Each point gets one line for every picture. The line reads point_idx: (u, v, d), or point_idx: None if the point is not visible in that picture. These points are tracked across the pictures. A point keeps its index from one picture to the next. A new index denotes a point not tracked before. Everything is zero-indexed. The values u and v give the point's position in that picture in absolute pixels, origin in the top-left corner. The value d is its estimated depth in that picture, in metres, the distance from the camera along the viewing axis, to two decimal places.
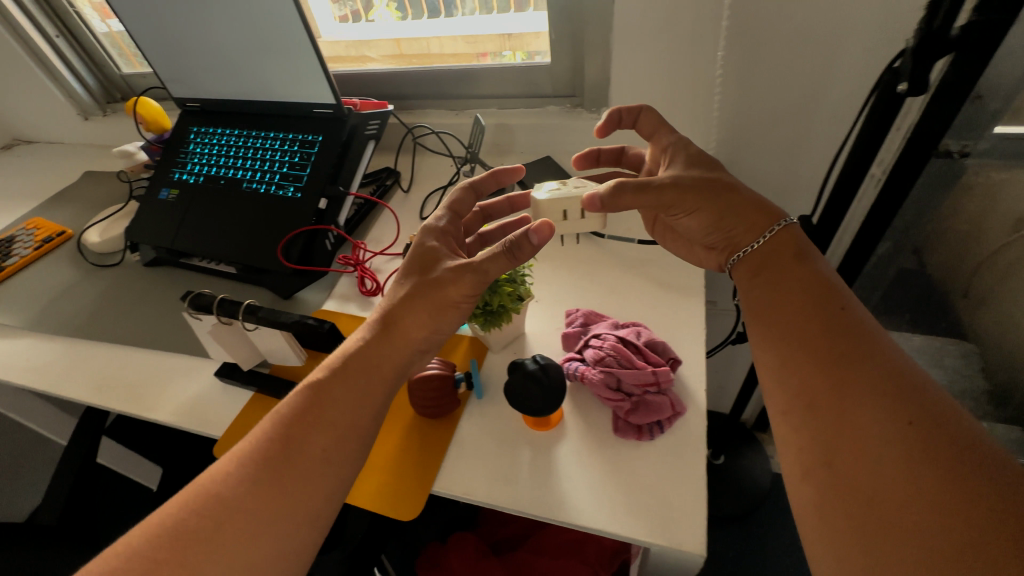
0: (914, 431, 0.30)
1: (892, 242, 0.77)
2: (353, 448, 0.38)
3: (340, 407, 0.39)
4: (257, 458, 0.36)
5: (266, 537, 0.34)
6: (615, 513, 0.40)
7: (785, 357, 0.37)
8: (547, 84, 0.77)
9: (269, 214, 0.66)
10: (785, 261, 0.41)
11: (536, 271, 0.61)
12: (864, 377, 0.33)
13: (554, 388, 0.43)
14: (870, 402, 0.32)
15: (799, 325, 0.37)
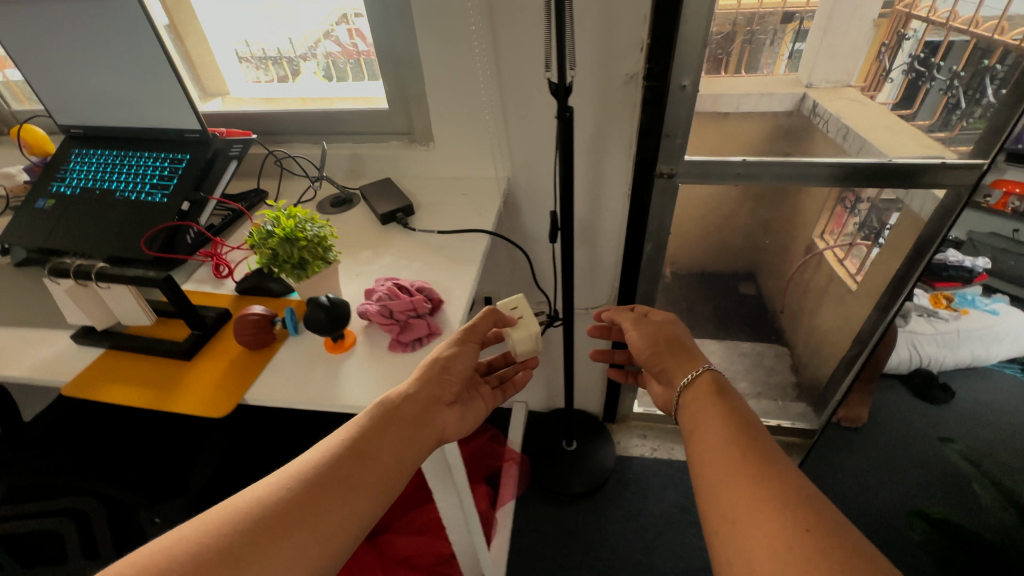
0: (814, 523, 0.48)
1: (652, 243, 1.05)
2: (375, 483, 0.50)
3: (358, 457, 0.50)
4: (292, 484, 0.47)
5: (287, 549, 0.43)
6: (375, 395, 0.57)
7: (734, 462, 0.57)
8: (386, 123, 0.99)
9: (137, 215, 0.80)
10: (706, 392, 0.68)
11: (361, 256, 0.79)
12: (771, 487, 0.53)
13: (339, 318, 0.60)
14: (778, 502, 0.51)
15: (719, 426, 0.62)
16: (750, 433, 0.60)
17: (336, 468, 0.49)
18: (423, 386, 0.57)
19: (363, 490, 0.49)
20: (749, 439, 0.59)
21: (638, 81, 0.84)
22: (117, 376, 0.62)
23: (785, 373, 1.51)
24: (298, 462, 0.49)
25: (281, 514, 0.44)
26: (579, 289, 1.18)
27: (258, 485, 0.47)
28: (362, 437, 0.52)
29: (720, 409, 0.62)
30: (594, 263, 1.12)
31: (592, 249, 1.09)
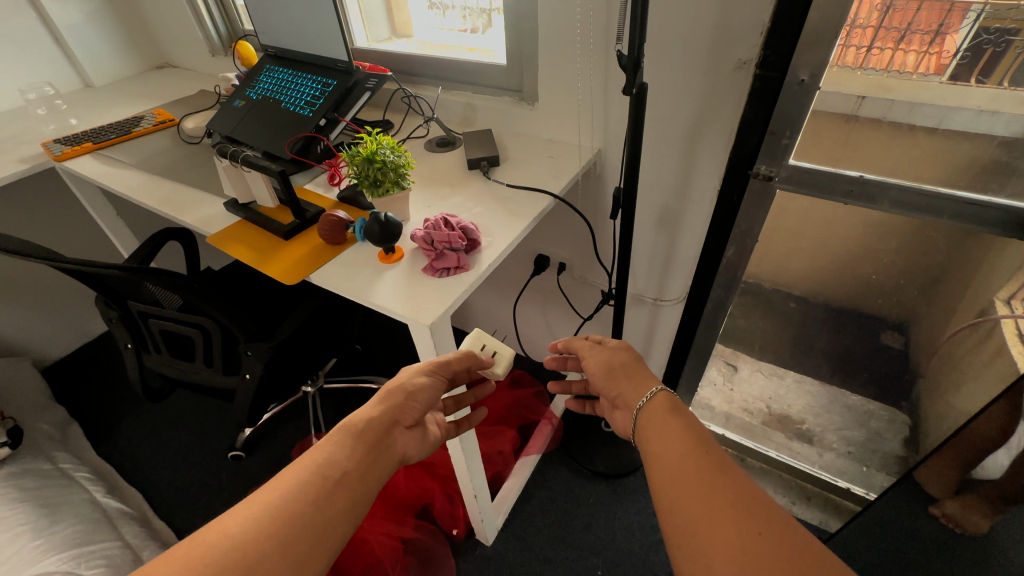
0: (763, 523, 0.48)
1: (736, 247, 0.98)
2: (347, 492, 0.58)
3: (328, 472, 0.58)
4: (263, 511, 0.53)
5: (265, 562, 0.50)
6: (395, 302, 0.68)
7: (691, 471, 0.55)
8: (502, 78, 1.06)
9: (289, 124, 1.01)
10: (662, 407, 0.67)
11: (439, 192, 0.90)
12: (740, 506, 0.50)
13: (387, 234, 0.72)
14: (738, 521, 0.49)
15: (678, 435, 0.60)
16: (709, 446, 0.58)
17: (306, 492, 0.56)
18: (390, 409, 0.69)
19: (331, 502, 0.56)
20: (714, 453, 0.56)
21: (750, 68, 0.78)
22: (240, 238, 0.83)
23: (886, 439, 1.30)
24: (270, 489, 0.56)
25: (268, 520, 0.52)
26: (651, 278, 1.16)
27: (233, 516, 0.52)
28: (333, 452, 0.61)
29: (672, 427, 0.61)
30: (671, 255, 1.09)
31: (671, 239, 1.06)
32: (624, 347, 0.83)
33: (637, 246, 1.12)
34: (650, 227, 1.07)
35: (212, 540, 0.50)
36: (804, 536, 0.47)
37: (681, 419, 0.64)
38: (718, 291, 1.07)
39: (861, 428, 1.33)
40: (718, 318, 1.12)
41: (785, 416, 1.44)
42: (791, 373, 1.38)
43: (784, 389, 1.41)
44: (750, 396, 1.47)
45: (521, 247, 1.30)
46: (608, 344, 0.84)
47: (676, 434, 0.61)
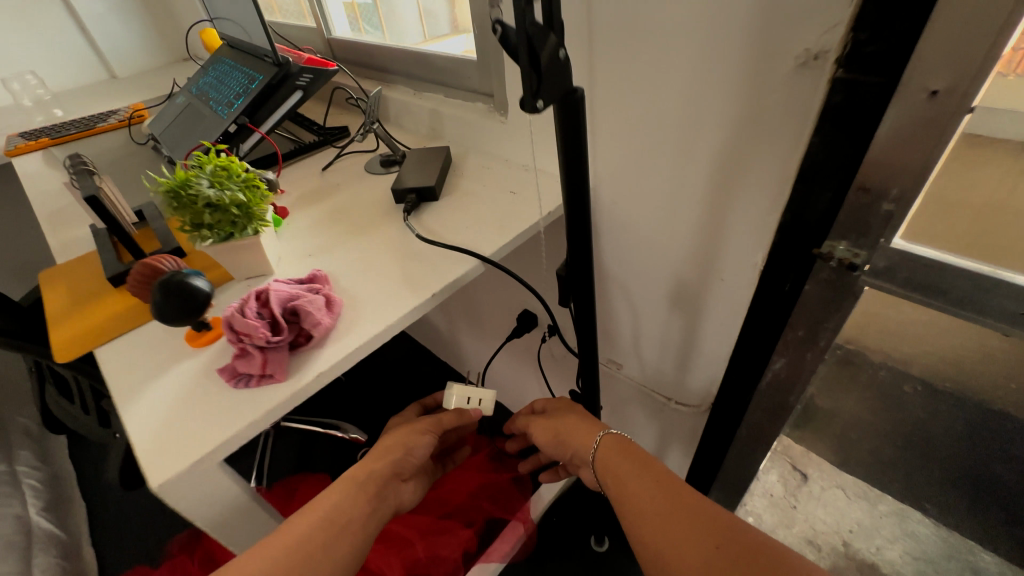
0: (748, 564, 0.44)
1: (786, 359, 0.62)
2: (346, 539, 0.57)
3: (337, 518, 0.59)
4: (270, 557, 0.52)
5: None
6: (146, 423, 0.43)
7: (653, 507, 0.52)
8: (473, 79, 0.78)
9: (204, 129, 0.82)
10: (612, 451, 0.60)
11: (335, 235, 0.65)
12: (710, 534, 0.48)
13: (175, 308, 0.47)
14: (710, 554, 0.46)
15: (639, 481, 0.55)
16: (660, 481, 0.54)
17: (317, 539, 0.55)
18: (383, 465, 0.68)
19: (342, 538, 0.57)
20: (667, 482, 0.54)
21: (827, 69, 0.41)
22: (72, 277, 0.64)
23: None
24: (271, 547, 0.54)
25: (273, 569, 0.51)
26: (664, 370, 0.81)
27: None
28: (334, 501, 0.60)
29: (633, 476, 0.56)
30: (689, 347, 0.73)
31: (690, 326, 0.71)
32: (564, 404, 0.73)
33: (643, 325, 0.78)
34: (659, 303, 0.72)
35: None
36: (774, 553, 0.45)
37: (628, 451, 0.60)
38: (760, 413, 0.71)
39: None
40: (756, 446, 0.75)
41: None
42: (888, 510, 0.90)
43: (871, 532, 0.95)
44: (817, 527, 1.02)
45: (506, 294, 1.01)
46: (552, 405, 0.75)
47: (629, 469, 0.57)
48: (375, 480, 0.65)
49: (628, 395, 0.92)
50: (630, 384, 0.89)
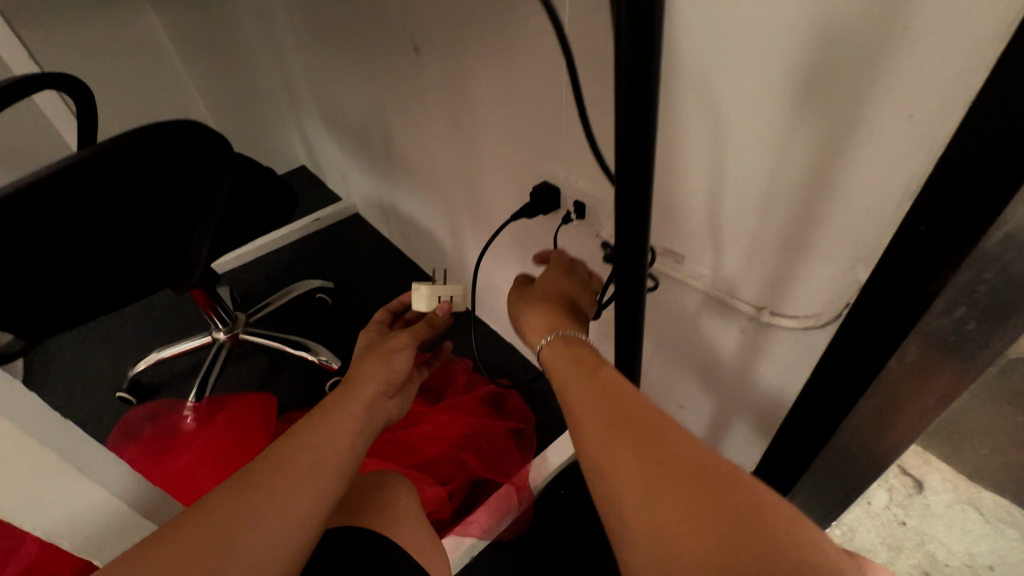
0: (706, 495, 0.31)
1: None
2: (329, 469, 0.44)
3: (284, 480, 0.41)
4: (233, 501, 0.39)
5: (259, 536, 0.38)
6: None
7: (590, 413, 0.38)
8: None
9: None
10: (556, 354, 0.45)
11: None
12: (684, 484, 0.32)
13: None
14: (657, 466, 0.34)
15: (585, 384, 0.41)
16: (622, 410, 0.37)
17: (270, 500, 0.39)
18: (335, 406, 0.49)
19: (294, 501, 0.40)
20: (635, 415, 0.37)
21: None
22: None
23: None
24: (178, 536, 0.36)
25: None
26: (757, 250, 0.48)
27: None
28: (268, 461, 0.42)
29: (575, 379, 0.41)
30: (815, 187, 0.40)
31: (832, 131, 0.37)
32: (560, 314, 0.50)
33: (730, 160, 0.45)
34: (771, 96, 0.39)
35: None
36: (743, 481, 0.32)
37: (580, 352, 0.44)
38: (958, 309, 0.39)
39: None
40: (908, 374, 0.44)
41: None
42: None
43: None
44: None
45: (522, 164, 0.72)
46: (548, 311, 0.50)
47: (583, 392, 0.40)
48: (360, 398, 0.51)
49: (684, 313, 0.61)
50: (691, 292, 0.58)
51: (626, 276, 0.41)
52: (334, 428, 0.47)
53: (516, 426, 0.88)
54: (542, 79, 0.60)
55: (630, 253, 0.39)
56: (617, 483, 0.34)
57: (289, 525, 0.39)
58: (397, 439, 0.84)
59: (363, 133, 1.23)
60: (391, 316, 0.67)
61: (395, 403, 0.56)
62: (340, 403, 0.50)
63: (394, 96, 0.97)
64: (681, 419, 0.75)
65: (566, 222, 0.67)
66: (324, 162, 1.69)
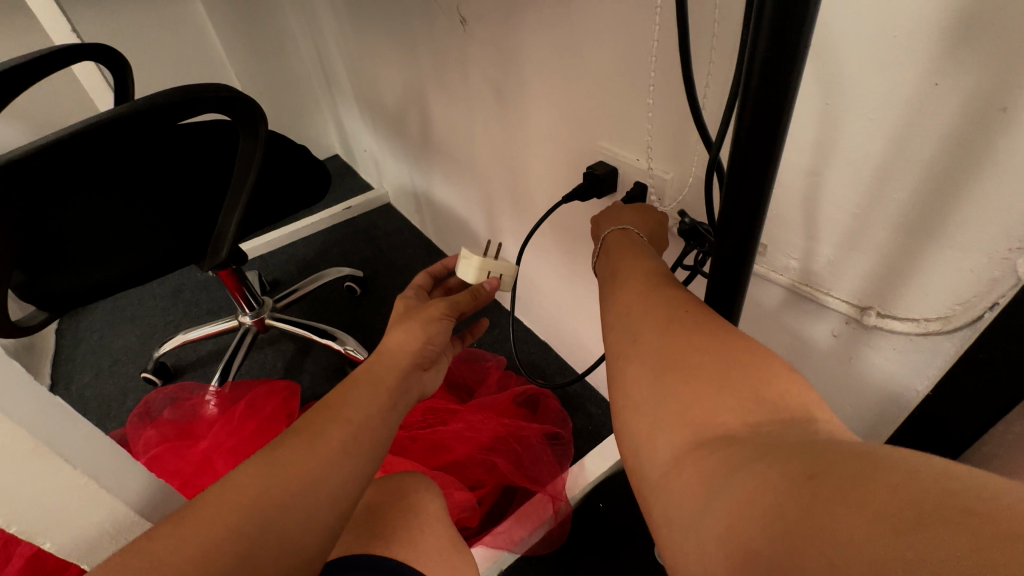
0: (725, 349, 0.28)
1: None
2: (368, 438, 0.43)
3: (322, 461, 0.39)
4: (274, 475, 0.37)
5: (299, 523, 0.36)
6: None
7: (626, 294, 0.36)
8: None
9: None
10: (620, 253, 0.43)
11: None
12: (715, 343, 0.29)
13: None
14: (677, 326, 0.31)
15: (632, 275, 0.38)
16: (661, 293, 0.35)
17: (307, 484, 0.38)
18: (367, 375, 0.48)
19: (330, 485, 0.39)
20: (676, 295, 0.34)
21: None
22: None
23: None
24: (219, 503, 0.35)
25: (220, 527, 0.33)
26: (865, 238, 0.40)
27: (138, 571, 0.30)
28: (313, 420, 0.42)
29: (627, 268, 0.40)
30: (961, 158, 0.33)
31: (998, 85, 0.29)
32: (641, 244, 0.44)
33: (843, 127, 0.37)
34: (914, 44, 0.32)
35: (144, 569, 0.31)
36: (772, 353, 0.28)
37: (636, 254, 0.43)
38: None
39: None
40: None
41: None
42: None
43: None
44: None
45: (574, 143, 0.66)
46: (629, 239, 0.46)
47: (631, 285, 0.38)
48: (393, 368, 0.49)
49: (759, 312, 0.54)
50: (771, 287, 0.50)
51: (730, 252, 0.35)
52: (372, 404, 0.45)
53: (552, 429, 0.81)
54: (603, 43, 0.53)
55: (738, 221, 0.33)
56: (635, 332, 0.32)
57: (326, 511, 0.38)
58: (425, 437, 0.78)
59: (398, 117, 1.19)
60: (432, 281, 0.63)
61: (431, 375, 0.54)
62: (371, 375, 0.48)
63: (435, 74, 0.92)
64: None
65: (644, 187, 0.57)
66: (357, 150, 1.66)
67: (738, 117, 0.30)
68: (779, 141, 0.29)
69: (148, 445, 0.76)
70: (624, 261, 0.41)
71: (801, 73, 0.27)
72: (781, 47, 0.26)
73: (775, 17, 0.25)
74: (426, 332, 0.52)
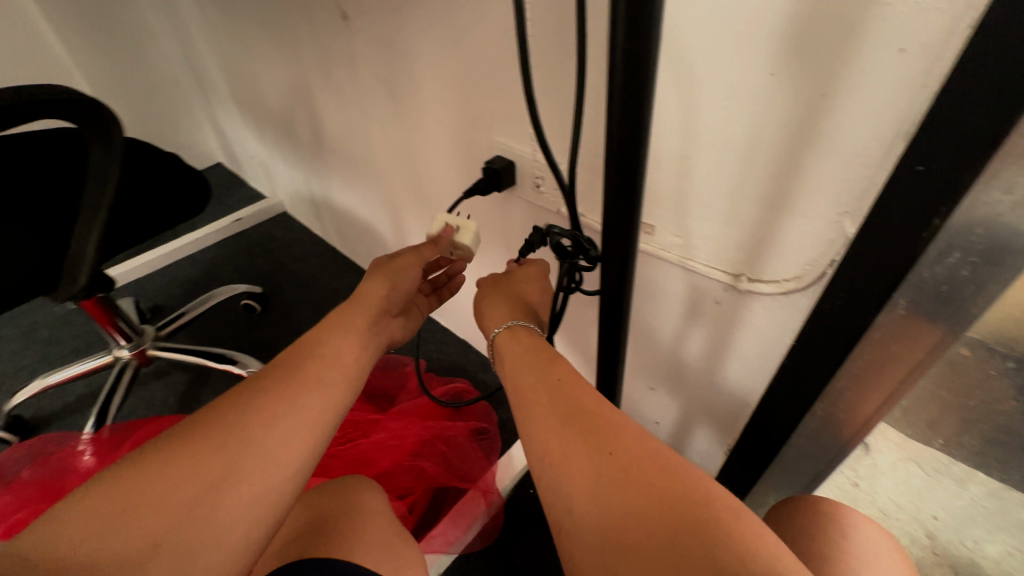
0: (657, 491, 0.33)
1: None
2: (340, 383, 0.43)
3: (273, 459, 0.37)
4: (220, 474, 0.36)
5: (234, 533, 0.35)
6: None
7: (548, 408, 0.40)
8: None
9: None
10: (519, 349, 0.48)
11: None
12: (651, 482, 0.34)
13: None
14: (610, 463, 0.35)
15: (545, 384, 0.43)
16: (592, 418, 0.39)
17: (251, 488, 0.36)
18: (346, 316, 0.47)
19: (275, 490, 0.37)
20: (607, 428, 0.38)
21: None
22: None
23: None
24: (165, 488, 0.34)
25: (178, 471, 0.35)
26: (733, 212, 0.45)
27: (74, 546, 0.31)
28: (282, 366, 0.42)
29: (531, 375, 0.44)
30: (800, 135, 0.37)
31: (817, 74, 0.35)
32: (528, 330, 0.50)
33: (705, 114, 0.41)
34: (744, 35, 0.36)
35: (104, 500, 0.33)
36: (690, 480, 0.34)
37: (538, 348, 0.48)
38: (953, 257, 0.35)
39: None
40: (896, 337, 0.41)
41: None
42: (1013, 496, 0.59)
43: (967, 517, 0.64)
44: (891, 509, 0.66)
45: (471, 140, 0.66)
46: (520, 334, 0.49)
47: (543, 393, 0.42)
48: (369, 310, 0.49)
49: (653, 291, 0.58)
50: (660, 265, 0.55)
51: (616, 231, 0.39)
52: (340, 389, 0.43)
53: (479, 425, 0.81)
54: (488, 40, 0.54)
55: (621, 202, 0.37)
56: (576, 489, 0.36)
57: (265, 517, 0.36)
58: (348, 452, 0.75)
59: (286, 119, 1.11)
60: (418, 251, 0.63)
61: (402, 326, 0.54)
62: (342, 316, 0.47)
63: (320, 73, 0.87)
64: (650, 404, 0.72)
65: (537, 177, 0.59)
66: (243, 156, 1.53)
67: (610, 101, 0.33)
68: (647, 120, 0.33)
69: (6, 513, 0.65)
70: (524, 363, 0.46)
71: (658, 49, 0.30)
72: (638, 42, 0.29)
73: (631, 15, 0.28)
74: (397, 276, 0.51)
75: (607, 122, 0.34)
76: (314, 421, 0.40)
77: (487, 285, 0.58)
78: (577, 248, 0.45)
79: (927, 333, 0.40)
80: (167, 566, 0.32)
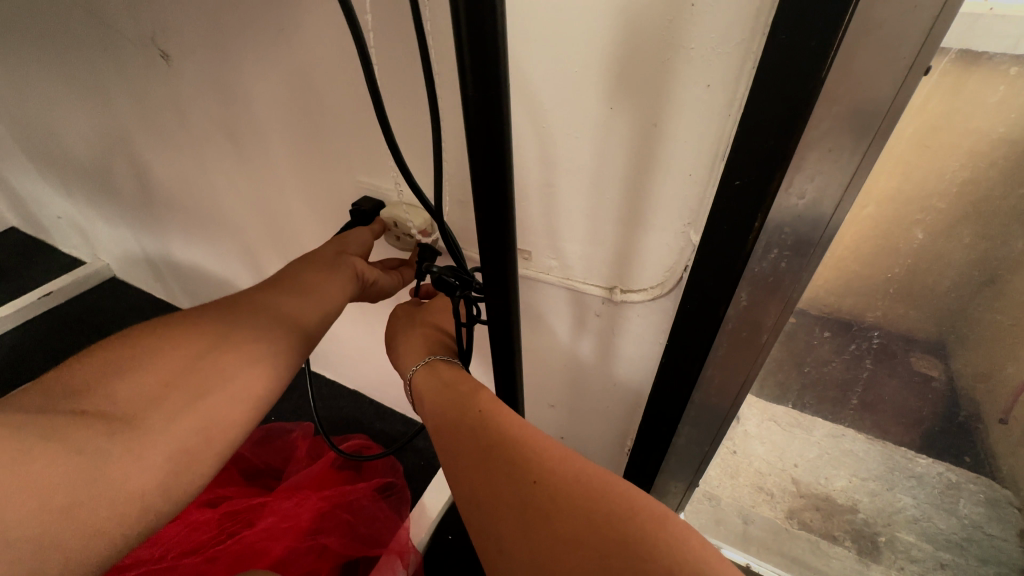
0: (585, 518, 0.33)
1: (809, 115, 0.34)
2: (311, 303, 0.50)
3: (263, 337, 0.46)
4: (220, 340, 0.44)
5: (236, 382, 0.43)
6: None
7: (473, 444, 0.40)
8: None
9: None
10: (436, 388, 0.47)
11: None
12: (577, 510, 0.34)
13: None
14: (536, 493, 0.35)
15: (467, 419, 0.42)
16: (516, 449, 0.38)
17: (251, 350, 0.45)
18: (313, 257, 0.54)
19: (268, 353, 0.46)
20: (529, 461, 0.37)
21: None
22: None
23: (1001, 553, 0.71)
24: (180, 346, 0.43)
25: (194, 336, 0.44)
26: (599, 234, 0.49)
27: (113, 381, 0.39)
28: (262, 291, 0.50)
29: (451, 412, 0.44)
30: (645, 158, 0.42)
31: (649, 108, 0.39)
32: (445, 361, 0.50)
33: (559, 144, 0.44)
34: (580, 77, 0.39)
35: (134, 352, 0.41)
36: (617, 495, 0.34)
37: (460, 382, 0.47)
38: (772, 254, 0.41)
39: (960, 532, 0.73)
40: (746, 330, 0.47)
41: (825, 509, 0.79)
42: (849, 437, 0.68)
43: (820, 463, 0.74)
44: (763, 470, 0.79)
45: (333, 182, 0.63)
46: (440, 369, 0.49)
47: (464, 434, 0.41)
48: (329, 251, 0.54)
49: (538, 312, 0.60)
50: (541, 287, 0.57)
51: (495, 262, 0.39)
52: (322, 296, 0.51)
53: (383, 480, 0.77)
54: (338, 80, 0.52)
55: (494, 234, 0.38)
56: (505, 531, 0.35)
57: (264, 373, 0.45)
58: (227, 552, 0.63)
59: (100, 172, 0.95)
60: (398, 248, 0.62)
61: (373, 269, 0.55)
62: (311, 258, 0.54)
63: (141, 119, 0.76)
64: (555, 420, 0.74)
65: (399, 201, 0.57)
66: (46, 219, 1.27)
67: (470, 147, 0.34)
68: (509, 162, 0.34)
69: None
70: (442, 404, 0.45)
71: (508, 99, 0.32)
72: (488, 89, 0.30)
73: (477, 67, 0.30)
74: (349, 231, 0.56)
75: (471, 164, 0.35)
76: (293, 311, 0.49)
77: (400, 321, 0.57)
78: (462, 281, 0.45)
79: (771, 322, 0.46)
80: (182, 396, 0.40)
